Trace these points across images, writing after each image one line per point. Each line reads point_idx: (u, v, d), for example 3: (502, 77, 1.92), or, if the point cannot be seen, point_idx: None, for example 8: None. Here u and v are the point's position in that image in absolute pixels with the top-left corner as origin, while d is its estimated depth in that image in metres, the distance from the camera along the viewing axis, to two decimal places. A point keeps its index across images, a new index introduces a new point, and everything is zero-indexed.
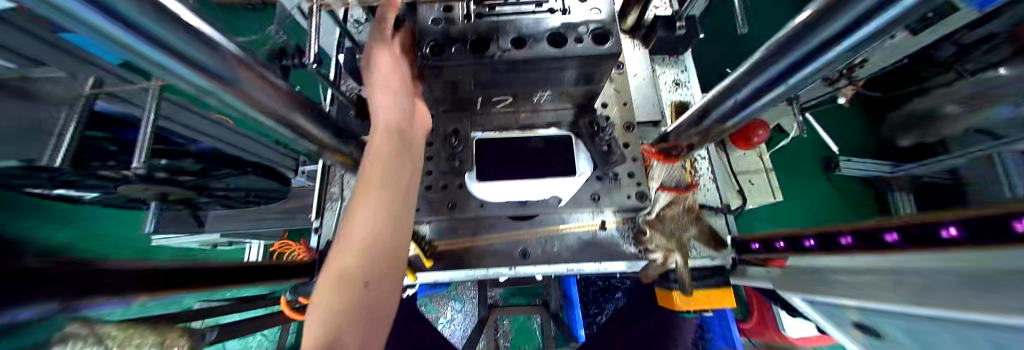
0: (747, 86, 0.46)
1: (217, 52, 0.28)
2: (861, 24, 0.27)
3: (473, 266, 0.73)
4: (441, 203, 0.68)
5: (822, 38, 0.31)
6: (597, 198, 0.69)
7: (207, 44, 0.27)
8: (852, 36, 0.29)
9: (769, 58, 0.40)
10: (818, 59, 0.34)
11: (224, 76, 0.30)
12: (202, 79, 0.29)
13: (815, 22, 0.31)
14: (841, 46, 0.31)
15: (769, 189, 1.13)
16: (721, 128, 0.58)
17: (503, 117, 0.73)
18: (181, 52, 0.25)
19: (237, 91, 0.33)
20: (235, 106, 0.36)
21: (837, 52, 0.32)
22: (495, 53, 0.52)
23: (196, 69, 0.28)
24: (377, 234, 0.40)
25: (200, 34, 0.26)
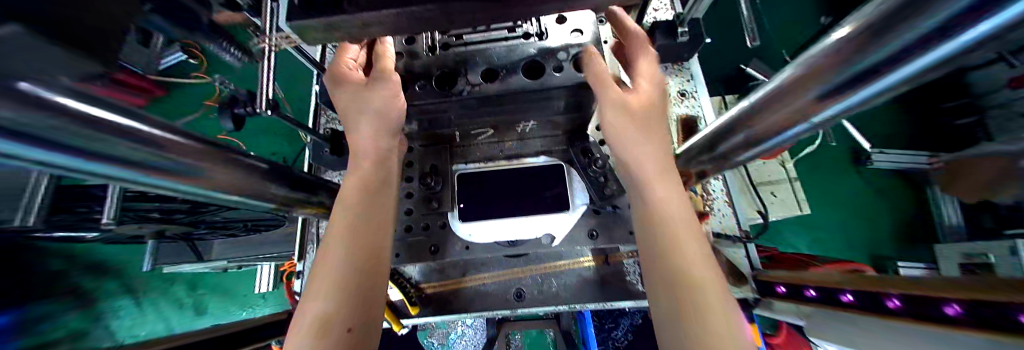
0: (766, 121, 0.38)
1: (108, 135, 0.25)
2: (909, 61, 0.21)
3: (462, 310, 0.66)
4: (422, 247, 0.62)
5: (856, 72, 0.25)
6: (594, 235, 0.60)
7: (103, 131, 0.24)
8: (897, 74, 0.23)
9: (787, 91, 0.33)
10: (853, 97, 0.27)
11: (114, 156, 0.27)
12: (88, 163, 0.26)
13: (846, 51, 0.24)
14: (882, 83, 0.24)
15: (795, 200, 1.01)
16: (734, 159, 0.51)
17: (486, 148, 0.68)
18: (64, 143, 0.22)
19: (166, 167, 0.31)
20: (134, 180, 0.31)
21: (874, 90, 0.25)
22: (463, 89, 0.49)
23: (80, 156, 0.24)
24: (353, 283, 0.43)
25: (99, 122, 0.23)
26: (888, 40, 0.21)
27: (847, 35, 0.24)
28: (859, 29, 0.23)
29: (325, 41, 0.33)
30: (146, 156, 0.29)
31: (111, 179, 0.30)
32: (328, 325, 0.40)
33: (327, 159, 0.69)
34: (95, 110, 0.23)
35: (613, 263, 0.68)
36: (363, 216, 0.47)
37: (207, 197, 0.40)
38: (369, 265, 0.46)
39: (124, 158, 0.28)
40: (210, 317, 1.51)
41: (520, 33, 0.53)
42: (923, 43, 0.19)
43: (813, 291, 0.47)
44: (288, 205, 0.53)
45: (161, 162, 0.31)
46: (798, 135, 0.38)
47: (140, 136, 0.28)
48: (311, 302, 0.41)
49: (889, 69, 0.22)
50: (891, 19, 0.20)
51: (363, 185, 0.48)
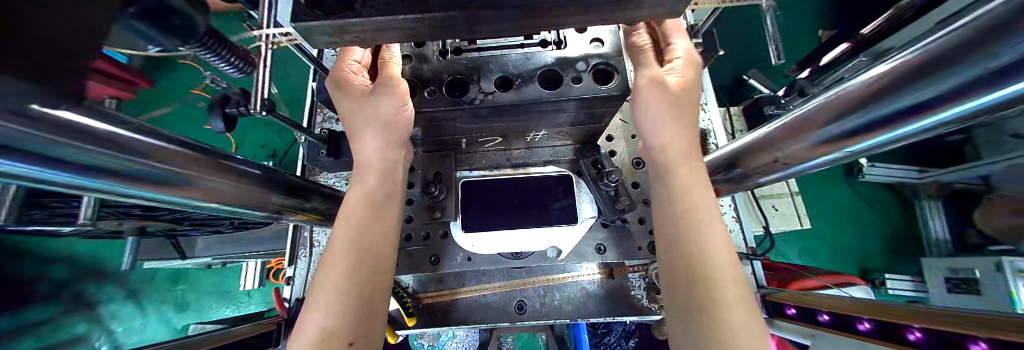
0: (789, 148, 0.39)
1: (83, 143, 0.22)
2: (959, 97, 0.23)
3: (462, 323, 0.64)
4: (423, 257, 0.59)
5: (895, 107, 0.27)
6: (602, 249, 0.58)
7: (71, 133, 0.21)
8: (940, 112, 0.25)
9: (812, 122, 0.35)
10: (891, 131, 0.29)
11: (87, 164, 0.24)
12: (55, 171, 0.23)
13: (886, 86, 0.27)
14: (922, 118, 0.26)
15: (795, 214, 1.03)
16: (749, 180, 0.50)
17: (493, 155, 0.66)
18: (28, 151, 0.20)
19: (158, 168, 0.29)
20: (110, 188, 0.28)
21: (915, 126, 0.28)
22: (475, 97, 0.47)
23: (48, 162, 0.22)
24: (354, 298, 0.40)
25: (69, 126, 0.21)
26: (935, 80, 0.23)
27: (887, 71, 0.27)
28: (900, 67, 0.25)
29: (334, 46, 0.31)
30: (127, 165, 0.27)
31: (84, 187, 0.27)
32: (328, 342, 0.37)
33: (324, 161, 0.66)
34: (72, 116, 0.21)
35: (618, 277, 0.67)
36: (367, 229, 0.45)
37: (189, 204, 0.37)
38: (371, 280, 0.43)
39: (99, 167, 0.25)
40: (193, 313, 1.45)
41: (537, 41, 0.52)
42: (975, 83, 0.21)
43: (829, 316, 0.46)
44: (281, 212, 0.50)
45: (145, 171, 0.28)
46: (823, 164, 0.39)
47: (120, 143, 0.25)
48: (310, 319, 0.38)
49: (937, 104, 0.24)
50: (938, 60, 0.22)
51: (367, 198, 0.46)
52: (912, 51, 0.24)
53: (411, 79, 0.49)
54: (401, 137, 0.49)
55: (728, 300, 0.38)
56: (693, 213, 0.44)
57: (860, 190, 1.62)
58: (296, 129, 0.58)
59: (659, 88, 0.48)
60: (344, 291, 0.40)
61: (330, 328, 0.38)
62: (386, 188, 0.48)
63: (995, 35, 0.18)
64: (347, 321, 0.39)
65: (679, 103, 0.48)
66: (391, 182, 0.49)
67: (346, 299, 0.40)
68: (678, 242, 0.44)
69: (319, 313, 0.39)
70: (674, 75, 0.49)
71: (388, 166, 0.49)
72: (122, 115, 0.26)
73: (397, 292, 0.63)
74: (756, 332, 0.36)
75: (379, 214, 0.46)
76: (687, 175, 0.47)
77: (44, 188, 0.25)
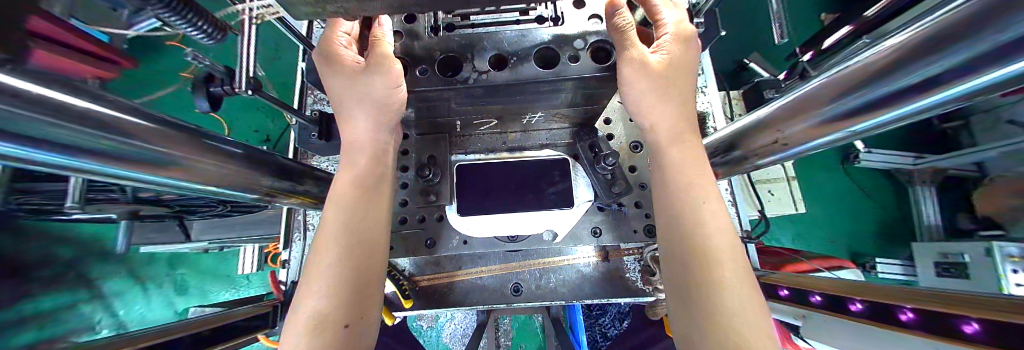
0: (789, 130, 0.38)
1: (62, 121, 0.21)
2: (971, 73, 0.21)
3: (458, 304, 0.65)
4: (418, 240, 0.58)
5: (904, 84, 0.26)
6: (597, 232, 0.58)
7: (38, 106, 0.20)
8: (951, 88, 0.23)
9: (820, 99, 0.33)
10: (895, 109, 0.28)
11: (71, 144, 0.23)
12: (34, 151, 0.22)
13: (888, 67, 0.26)
14: (929, 95, 0.25)
15: (792, 200, 1.04)
16: (747, 163, 0.49)
17: (488, 138, 0.65)
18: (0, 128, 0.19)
19: (141, 147, 0.28)
20: (96, 169, 0.27)
21: (921, 103, 0.26)
22: (469, 76, 0.45)
23: (29, 141, 0.21)
24: (346, 283, 0.40)
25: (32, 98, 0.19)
26: (944, 56, 0.22)
27: (897, 46, 0.25)
28: (908, 43, 0.24)
29: (318, 18, 0.29)
30: (109, 144, 0.25)
31: (69, 168, 0.26)
32: (323, 323, 0.37)
33: (316, 144, 0.64)
34: (23, 84, 0.19)
35: (613, 260, 0.68)
36: (357, 215, 0.44)
37: (178, 185, 0.36)
38: (363, 265, 0.43)
39: (82, 146, 0.24)
40: (192, 297, 1.48)
41: (534, 18, 0.50)
42: (986, 58, 0.19)
43: (821, 297, 0.47)
44: (273, 195, 0.49)
45: (129, 150, 0.27)
46: (822, 145, 0.38)
47: (98, 120, 0.24)
48: (304, 302, 0.39)
49: (947, 80, 0.23)
50: (953, 33, 0.20)
51: (356, 181, 0.45)
52: (926, 25, 0.23)
53: (402, 58, 0.47)
54: (392, 119, 0.48)
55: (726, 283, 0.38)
56: (690, 198, 0.44)
57: (855, 176, 1.63)
58: (286, 111, 0.57)
59: (655, 67, 0.45)
60: (338, 273, 0.40)
61: (325, 311, 0.38)
62: (376, 170, 0.47)
63: (1004, 8, 0.17)
64: (343, 303, 0.39)
65: (665, 83, 0.46)
66: (382, 165, 0.48)
67: (343, 282, 0.40)
68: (675, 227, 0.44)
69: (313, 297, 0.39)
70: (661, 53, 0.46)
71: (378, 150, 0.48)
72: (95, 92, 0.25)
73: (393, 275, 0.64)
74: (755, 314, 0.36)
75: (372, 198, 0.46)
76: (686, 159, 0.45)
77: (27, 168, 0.24)
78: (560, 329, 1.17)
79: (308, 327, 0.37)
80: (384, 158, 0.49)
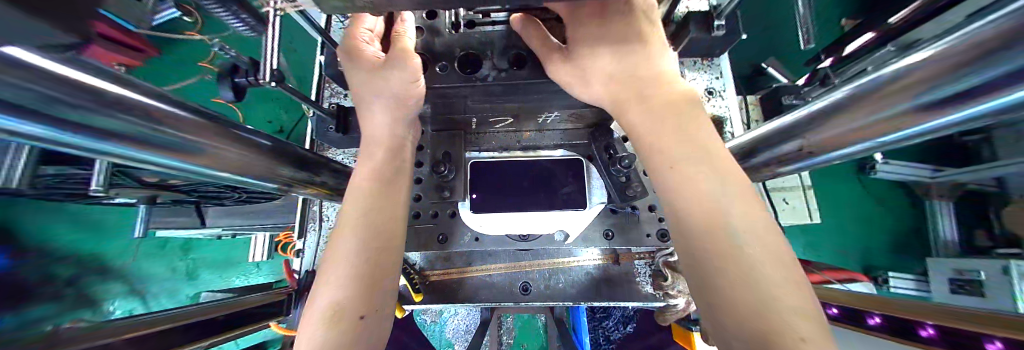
0: (814, 138, 0.36)
1: (97, 105, 0.22)
2: (1014, 85, 0.18)
3: (468, 301, 0.65)
4: (431, 235, 0.59)
5: (930, 99, 0.23)
6: (609, 235, 0.58)
7: (72, 87, 0.20)
8: (978, 104, 0.21)
9: (845, 110, 0.31)
10: (919, 123, 0.26)
11: (104, 128, 0.23)
12: (67, 132, 0.22)
13: (920, 80, 0.23)
14: (959, 110, 0.22)
15: (806, 209, 1.02)
16: (766, 171, 0.48)
17: (503, 136, 0.65)
18: (38, 109, 0.19)
19: (170, 134, 0.28)
20: (126, 154, 0.28)
21: (949, 118, 0.24)
22: (487, 74, 0.46)
23: (65, 125, 0.21)
24: (363, 274, 0.40)
25: (66, 80, 0.19)
26: (973, 72, 0.19)
27: (928, 58, 0.22)
28: (939, 54, 0.22)
29: (344, 12, 0.29)
30: (134, 129, 0.26)
31: (101, 152, 0.27)
32: (339, 313, 0.37)
33: (333, 136, 0.65)
34: (57, 67, 0.19)
35: (624, 264, 0.67)
36: (374, 207, 0.44)
37: (200, 172, 0.36)
38: (378, 257, 0.43)
39: (109, 130, 0.24)
40: (204, 282, 1.52)
41: None
42: None
43: (836, 310, 0.46)
44: (291, 185, 0.50)
45: (158, 137, 0.28)
46: (848, 154, 0.36)
47: (127, 104, 0.24)
48: (322, 293, 0.39)
49: (979, 95, 0.21)
50: (983, 46, 0.18)
51: (375, 175, 0.46)
52: (957, 39, 0.20)
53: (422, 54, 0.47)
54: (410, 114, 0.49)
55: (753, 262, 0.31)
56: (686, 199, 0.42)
57: (871, 187, 1.59)
58: (306, 103, 0.58)
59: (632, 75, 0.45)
60: (354, 265, 0.41)
61: (341, 303, 0.38)
62: (392, 165, 0.47)
63: None
64: (358, 296, 0.39)
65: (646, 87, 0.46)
66: (399, 159, 0.49)
67: (358, 273, 0.40)
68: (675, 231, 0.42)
69: (330, 289, 0.39)
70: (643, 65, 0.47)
71: (394, 144, 0.48)
72: (123, 77, 0.25)
73: (405, 268, 0.65)
74: None
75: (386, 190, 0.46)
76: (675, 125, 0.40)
77: (61, 151, 0.25)
78: (564, 330, 1.17)
79: (324, 319, 0.37)
80: (401, 153, 0.49)
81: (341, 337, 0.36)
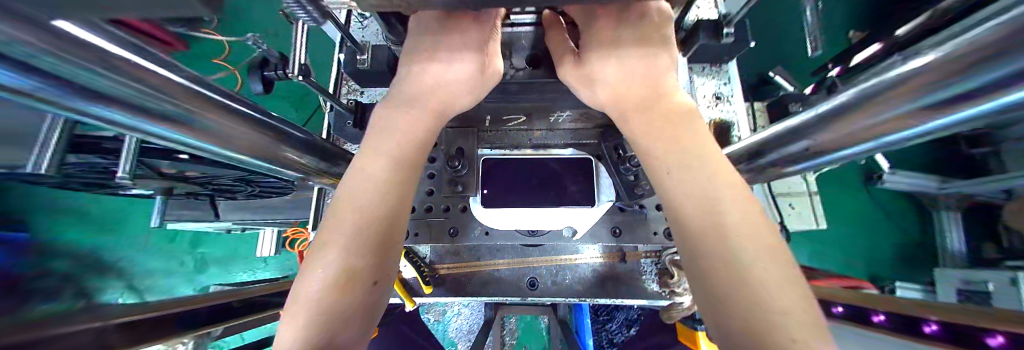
0: (817, 138, 0.37)
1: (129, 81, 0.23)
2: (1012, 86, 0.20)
3: (476, 294, 0.67)
4: (442, 228, 0.61)
5: (932, 99, 0.25)
6: (616, 232, 0.60)
7: (107, 62, 0.21)
8: (979, 104, 0.22)
9: (847, 113, 0.32)
10: (923, 123, 0.27)
11: (137, 103, 0.25)
12: (92, 104, 0.23)
13: (924, 80, 0.24)
14: (956, 112, 0.24)
15: (812, 214, 1.02)
16: (771, 171, 0.49)
17: (514, 134, 0.67)
18: (84, 85, 0.21)
19: (199, 116, 0.30)
20: (160, 134, 0.30)
21: (950, 119, 0.25)
22: (505, 73, 0.50)
23: (105, 100, 0.23)
24: (373, 242, 0.38)
25: (104, 55, 0.21)
26: (984, 69, 0.20)
27: (932, 62, 0.24)
28: (942, 58, 0.23)
29: (378, 9, 0.32)
30: (165, 106, 0.27)
31: (138, 130, 0.28)
32: (351, 278, 0.36)
33: (349, 131, 0.68)
34: (98, 42, 0.21)
35: (630, 262, 0.68)
36: (393, 171, 0.42)
37: (229, 156, 0.38)
38: (390, 225, 0.41)
39: (132, 103, 0.25)
40: (213, 276, 1.56)
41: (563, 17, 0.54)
42: None
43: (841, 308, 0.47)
44: (310, 175, 0.52)
45: (191, 118, 0.30)
46: (852, 154, 0.37)
47: (161, 85, 0.26)
48: (323, 259, 0.35)
49: (979, 96, 0.22)
50: (980, 48, 0.20)
51: (396, 144, 0.44)
52: (956, 43, 0.22)
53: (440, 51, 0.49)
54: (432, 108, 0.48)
55: (755, 257, 0.32)
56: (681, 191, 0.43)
57: (878, 196, 1.59)
58: (326, 98, 0.60)
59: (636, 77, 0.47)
60: (367, 227, 0.38)
61: (352, 266, 0.36)
62: (413, 133, 0.46)
63: None
64: (370, 260, 0.38)
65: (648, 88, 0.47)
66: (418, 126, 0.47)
67: (371, 237, 0.38)
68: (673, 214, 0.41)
69: (333, 254, 0.36)
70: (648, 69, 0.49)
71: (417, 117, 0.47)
72: (157, 58, 0.27)
73: (415, 261, 0.66)
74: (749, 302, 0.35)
75: (404, 156, 0.44)
76: (667, 129, 0.42)
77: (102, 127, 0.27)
78: (568, 331, 1.18)
79: (335, 282, 0.34)
80: (419, 120, 0.47)
81: (354, 301, 0.35)
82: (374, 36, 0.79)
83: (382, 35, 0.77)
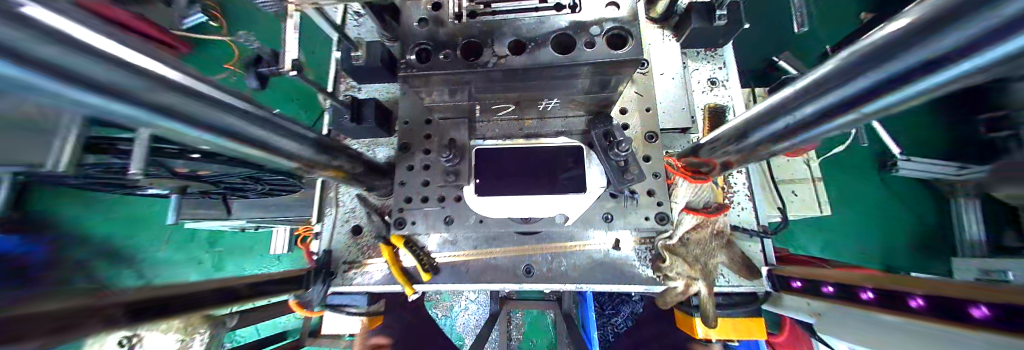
0: (800, 114, 0.36)
1: (168, 85, 0.24)
2: (970, 52, 0.19)
3: (472, 282, 0.68)
4: (437, 216, 0.63)
5: (899, 69, 0.24)
6: (609, 218, 0.61)
7: (148, 72, 0.22)
8: (943, 72, 0.22)
9: (830, 82, 0.31)
10: (905, 87, 0.25)
11: (174, 108, 0.26)
12: (139, 111, 0.24)
13: (893, 47, 0.24)
14: (926, 80, 0.23)
15: (816, 201, 1.00)
16: (760, 152, 0.48)
17: (506, 124, 0.66)
18: (135, 92, 0.22)
19: (219, 114, 0.31)
20: (180, 132, 0.30)
21: (926, 84, 0.24)
22: (489, 61, 0.46)
23: (146, 105, 0.24)
24: None
25: (149, 67, 0.22)
26: (945, 33, 0.20)
27: (897, 30, 0.23)
28: (910, 26, 0.22)
29: None
30: (196, 108, 0.28)
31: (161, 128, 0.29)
32: None
33: (347, 126, 0.71)
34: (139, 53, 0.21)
35: (624, 249, 0.68)
36: None
37: (252, 155, 0.41)
38: None
39: (183, 112, 0.27)
40: (231, 272, 1.63)
41: (552, 4, 0.48)
42: (981, 39, 0.18)
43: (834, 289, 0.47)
44: (310, 167, 0.51)
45: (215, 117, 0.30)
46: (835, 129, 0.36)
47: (190, 87, 0.26)
48: None
49: (944, 63, 0.21)
50: (945, 16, 0.19)
51: None
52: (922, 9, 0.21)
53: (412, 44, 0.48)
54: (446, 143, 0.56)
55: None
56: None
57: (890, 181, 1.54)
58: (322, 95, 0.63)
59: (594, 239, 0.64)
60: None
61: None
62: None
63: None
64: None
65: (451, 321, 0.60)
66: None
67: None
68: None
69: None
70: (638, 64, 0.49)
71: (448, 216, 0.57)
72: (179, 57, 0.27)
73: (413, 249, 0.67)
74: None
75: None
76: None
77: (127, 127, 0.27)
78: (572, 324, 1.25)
79: None
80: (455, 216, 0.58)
81: None
82: (369, 32, 0.82)
83: (378, 32, 0.80)
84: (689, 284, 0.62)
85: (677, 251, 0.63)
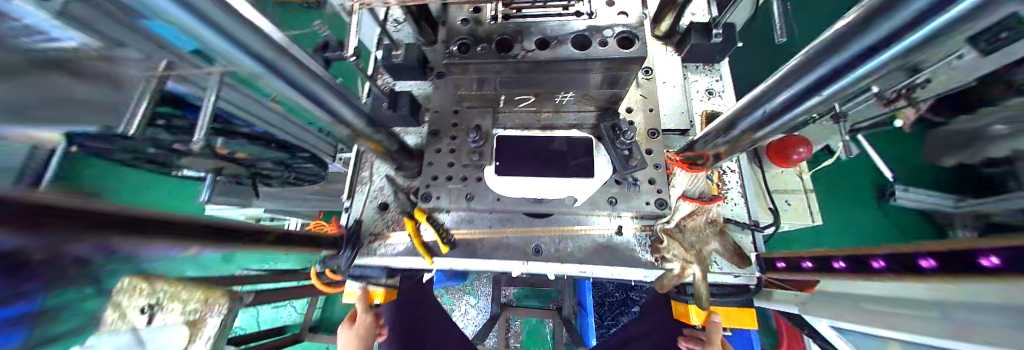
0: (776, 100, 0.44)
1: (262, 39, 0.33)
2: (908, 27, 0.26)
3: (486, 257, 0.74)
4: (459, 193, 0.70)
5: (856, 51, 0.31)
6: (614, 201, 0.68)
7: (249, 25, 0.30)
8: (889, 50, 0.29)
9: (800, 69, 0.39)
10: (857, 67, 0.33)
11: (267, 62, 0.34)
12: (241, 53, 0.32)
13: (847, 34, 0.31)
14: (876, 58, 0.31)
15: (808, 211, 1.06)
16: (747, 140, 0.56)
17: (524, 115, 0.75)
18: (236, 37, 0.30)
19: (300, 76, 0.39)
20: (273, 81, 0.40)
21: (874, 63, 0.31)
22: (518, 53, 0.55)
23: (248, 52, 0.32)
24: None
25: (249, 21, 0.30)
26: (889, 14, 0.27)
27: (851, 20, 0.31)
28: (860, 16, 0.30)
29: None
30: (282, 66, 0.36)
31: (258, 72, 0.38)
32: None
33: (385, 112, 0.81)
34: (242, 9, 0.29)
35: (627, 235, 0.74)
36: None
37: (318, 113, 0.50)
38: None
39: (274, 66, 0.36)
40: None
41: (572, 12, 0.59)
42: (919, 14, 0.25)
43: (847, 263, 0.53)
44: (358, 136, 0.60)
45: (297, 78, 0.39)
46: (804, 112, 0.44)
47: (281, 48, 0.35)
48: None
49: (888, 41, 0.28)
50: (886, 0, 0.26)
51: None
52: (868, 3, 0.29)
53: (455, 39, 0.59)
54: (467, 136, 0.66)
55: None
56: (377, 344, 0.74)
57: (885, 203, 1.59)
58: (368, 81, 0.73)
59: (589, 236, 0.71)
60: None
61: None
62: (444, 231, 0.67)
63: None
64: None
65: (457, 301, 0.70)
66: None
67: None
68: None
69: None
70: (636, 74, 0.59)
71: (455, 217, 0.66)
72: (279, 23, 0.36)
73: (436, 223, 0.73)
74: None
75: None
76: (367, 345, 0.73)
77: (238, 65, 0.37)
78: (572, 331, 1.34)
79: None
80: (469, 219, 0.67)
81: None
82: (407, 36, 0.94)
83: (415, 36, 0.92)
84: (686, 266, 0.67)
85: (675, 235, 0.69)
